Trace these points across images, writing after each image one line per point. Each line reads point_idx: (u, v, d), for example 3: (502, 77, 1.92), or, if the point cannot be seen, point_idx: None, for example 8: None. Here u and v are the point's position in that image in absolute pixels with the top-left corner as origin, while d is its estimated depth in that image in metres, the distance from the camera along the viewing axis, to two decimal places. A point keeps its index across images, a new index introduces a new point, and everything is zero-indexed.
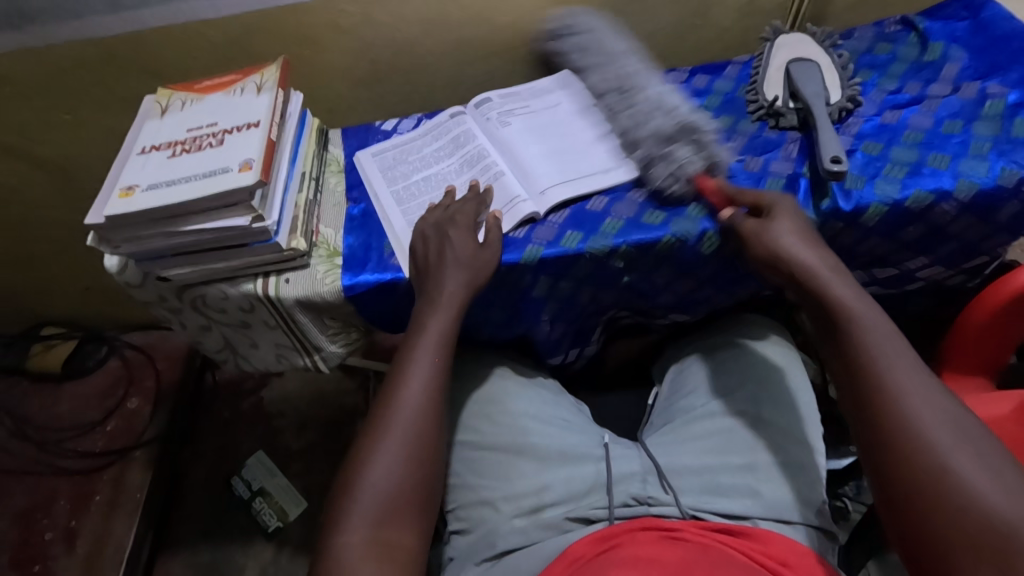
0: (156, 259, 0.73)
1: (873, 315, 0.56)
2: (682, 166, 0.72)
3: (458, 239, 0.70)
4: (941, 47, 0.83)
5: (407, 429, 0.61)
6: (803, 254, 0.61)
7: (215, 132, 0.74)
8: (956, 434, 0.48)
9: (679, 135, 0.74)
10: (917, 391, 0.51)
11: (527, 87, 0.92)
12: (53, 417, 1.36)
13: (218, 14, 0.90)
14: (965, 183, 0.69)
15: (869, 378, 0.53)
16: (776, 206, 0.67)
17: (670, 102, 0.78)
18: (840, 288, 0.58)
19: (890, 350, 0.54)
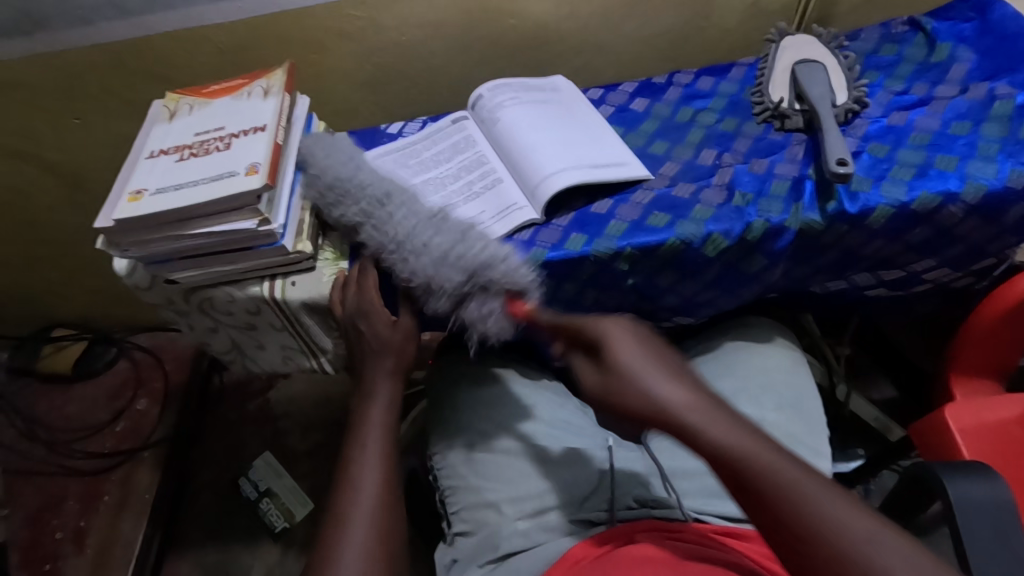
0: (164, 262, 0.74)
1: (755, 449, 0.45)
2: (484, 324, 0.64)
3: (373, 316, 0.71)
4: (948, 48, 0.83)
5: (380, 465, 0.66)
6: (668, 394, 0.48)
7: (222, 136, 0.75)
8: (902, 557, 0.39)
9: (470, 289, 0.64)
10: (835, 517, 0.41)
11: (520, 83, 0.91)
12: (63, 418, 1.37)
13: (225, 19, 0.91)
14: (973, 185, 0.68)
15: (794, 539, 0.41)
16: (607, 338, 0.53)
17: (428, 241, 0.65)
18: (713, 427, 0.46)
19: (770, 478, 0.43)
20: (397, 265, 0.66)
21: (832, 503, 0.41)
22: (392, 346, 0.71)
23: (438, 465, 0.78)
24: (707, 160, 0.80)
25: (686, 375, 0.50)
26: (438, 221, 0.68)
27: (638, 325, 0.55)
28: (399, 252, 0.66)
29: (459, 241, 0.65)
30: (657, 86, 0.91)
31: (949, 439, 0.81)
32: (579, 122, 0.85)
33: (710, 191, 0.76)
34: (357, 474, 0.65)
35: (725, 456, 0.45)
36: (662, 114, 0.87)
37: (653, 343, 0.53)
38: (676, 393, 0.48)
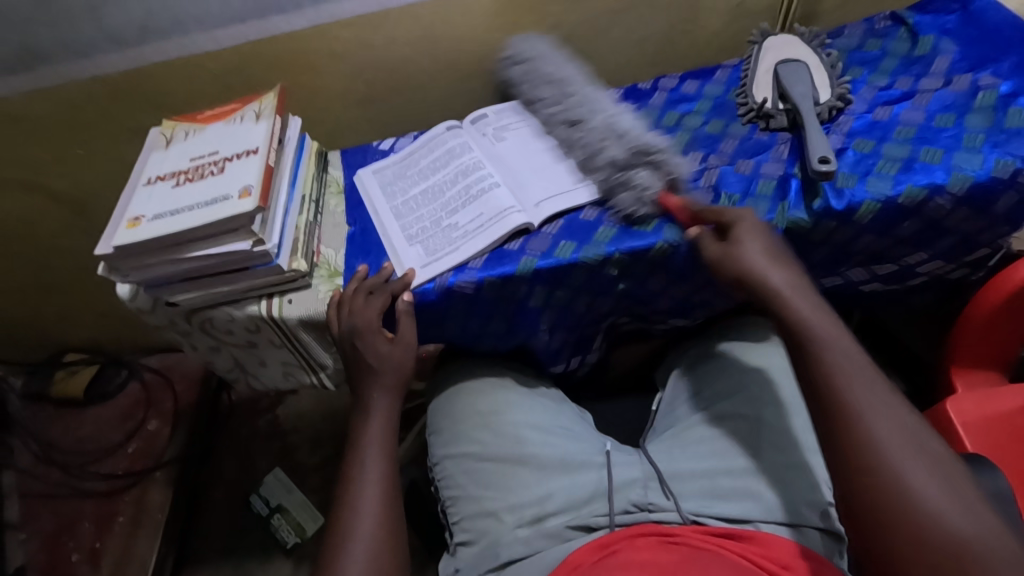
0: (164, 285, 0.75)
1: (835, 334, 0.59)
2: (644, 189, 0.73)
3: (370, 337, 0.72)
4: (932, 41, 0.83)
5: (376, 487, 0.66)
6: (775, 273, 0.63)
7: (217, 160, 0.77)
8: (911, 446, 0.51)
9: (638, 157, 0.76)
10: (870, 403, 0.54)
11: (523, 101, 0.95)
12: (78, 441, 1.40)
13: (218, 46, 0.93)
14: (959, 176, 0.68)
15: (833, 398, 0.55)
16: (738, 223, 0.68)
17: (615, 125, 0.80)
18: (808, 310, 0.61)
19: (835, 359, 0.57)
20: (596, 133, 0.79)
21: (879, 395, 0.54)
22: (392, 363, 0.73)
23: (439, 476, 0.79)
24: (694, 163, 0.80)
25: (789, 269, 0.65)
26: (621, 115, 0.82)
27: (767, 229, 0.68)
28: (592, 134, 0.80)
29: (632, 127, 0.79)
30: (643, 92, 0.92)
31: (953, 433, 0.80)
32: (577, 134, 0.87)
33: (698, 193, 0.76)
34: (351, 497, 0.66)
35: (807, 332, 0.59)
36: (649, 119, 0.88)
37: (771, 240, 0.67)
38: (781, 278, 0.63)
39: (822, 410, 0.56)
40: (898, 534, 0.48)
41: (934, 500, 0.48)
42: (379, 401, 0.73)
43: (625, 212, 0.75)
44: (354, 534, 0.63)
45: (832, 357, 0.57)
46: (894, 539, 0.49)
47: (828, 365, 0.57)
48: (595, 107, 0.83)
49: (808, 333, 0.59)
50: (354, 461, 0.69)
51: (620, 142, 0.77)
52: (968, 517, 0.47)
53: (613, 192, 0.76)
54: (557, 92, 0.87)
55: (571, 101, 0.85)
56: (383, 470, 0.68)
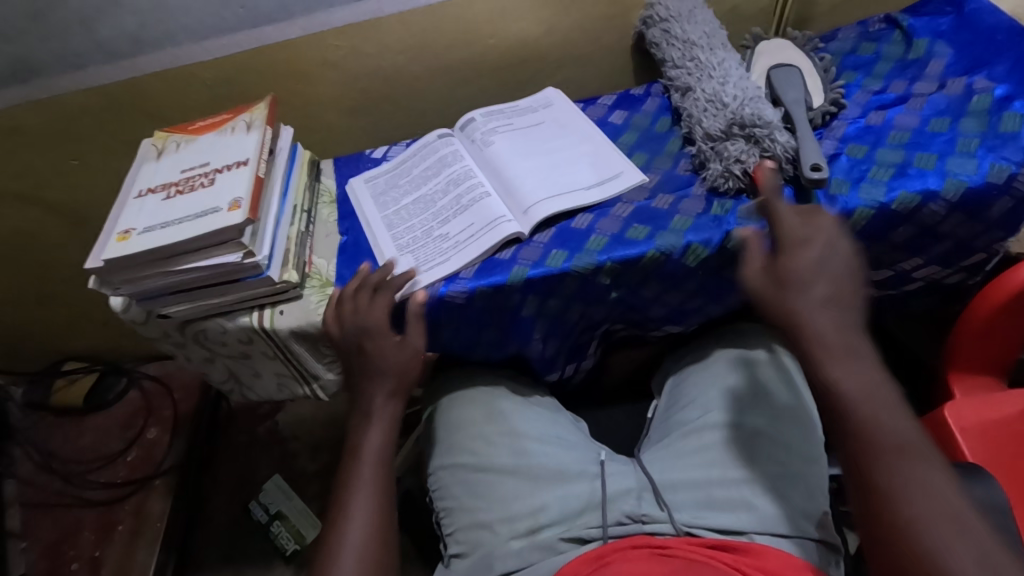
0: (155, 297, 0.75)
1: (867, 394, 0.52)
2: (732, 162, 0.73)
3: (382, 341, 0.72)
4: (926, 44, 0.82)
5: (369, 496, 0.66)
6: (820, 320, 0.54)
7: (207, 171, 0.77)
8: (961, 534, 0.46)
9: (743, 131, 0.75)
10: (916, 483, 0.48)
11: (511, 106, 0.94)
12: (78, 450, 1.40)
13: (210, 57, 0.94)
14: (953, 182, 0.68)
15: (872, 482, 0.49)
16: (793, 242, 0.58)
17: (745, 95, 0.78)
18: (855, 368, 0.53)
19: (878, 434, 0.50)
20: (700, 104, 0.80)
21: (926, 473, 0.48)
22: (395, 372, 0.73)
23: (433, 487, 0.78)
24: (686, 170, 0.80)
25: (840, 305, 0.55)
26: (747, 84, 0.80)
27: (827, 242, 0.58)
28: (699, 103, 0.81)
29: (747, 100, 0.78)
30: (636, 98, 0.92)
31: (952, 441, 0.79)
32: (564, 140, 0.86)
33: (690, 201, 0.76)
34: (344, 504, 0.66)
35: (845, 398, 0.52)
36: (641, 126, 0.88)
37: (828, 261, 0.57)
38: (820, 319, 0.54)
39: (860, 491, 0.50)
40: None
41: None
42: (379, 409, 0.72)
43: (713, 181, 0.75)
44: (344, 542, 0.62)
45: (878, 434, 0.50)
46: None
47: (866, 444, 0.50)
48: (723, 74, 0.82)
49: (849, 402, 0.52)
50: (348, 472, 0.68)
51: (722, 115, 0.77)
52: None
53: (710, 160, 0.76)
54: (687, 47, 0.88)
55: (697, 65, 0.85)
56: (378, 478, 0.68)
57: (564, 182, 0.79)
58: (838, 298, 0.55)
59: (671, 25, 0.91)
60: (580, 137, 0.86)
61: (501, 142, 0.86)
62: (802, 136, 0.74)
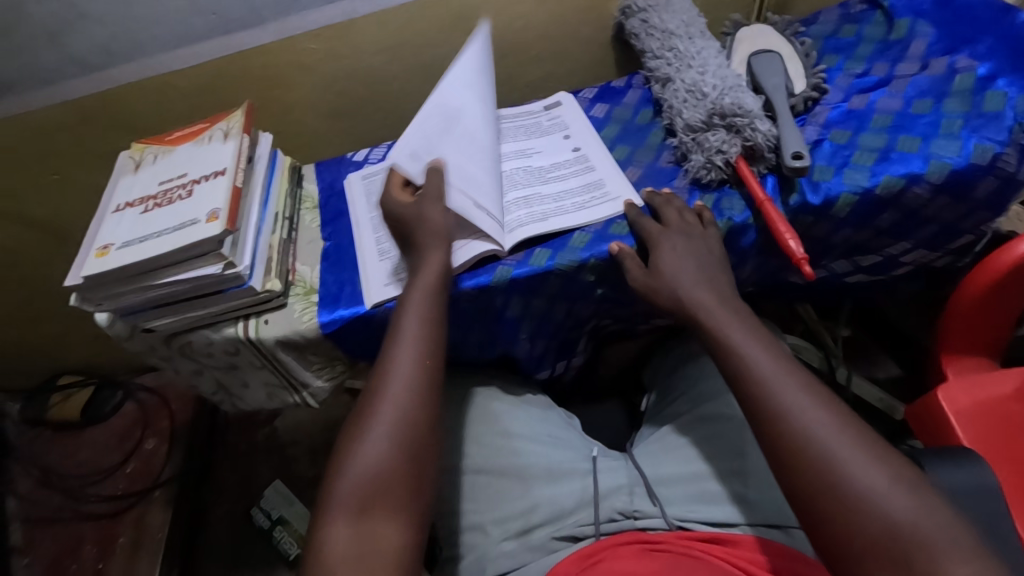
0: (138, 312, 0.75)
1: (744, 340, 0.60)
2: (713, 152, 0.72)
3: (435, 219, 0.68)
4: (907, 24, 0.81)
5: (408, 384, 0.60)
6: (697, 296, 0.64)
7: (185, 183, 0.76)
8: (850, 439, 0.51)
9: (721, 122, 0.74)
10: (803, 404, 0.54)
11: (522, 110, 0.91)
12: (76, 464, 1.40)
13: (185, 65, 0.93)
14: (937, 165, 0.67)
15: (774, 417, 0.54)
16: (659, 248, 0.68)
17: (724, 84, 0.77)
18: (736, 328, 0.61)
19: (768, 373, 0.57)
20: (679, 95, 0.79)
21: (806, 394, 0.55)
22: (428, 271, 0.67)
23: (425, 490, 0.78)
24: (669, 163, 0.80)
25: (714, 282, 0.66)
26: (727, 74, 0.79)
27: (693, 239, 0.68)
28: (679, 93, 0.79)
29: (726, 90, 0.76)
30: (617, 90, 0.91)
31: (945, 423, 0.79)
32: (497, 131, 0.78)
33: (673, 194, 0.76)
34: (375, 396, 0.60)
35: (731, 343, 0.60)
36: (623, 118, 0.87)
37: (699, 252, 0.67)
38: (699, 293, 0.65)
39: (757, 420, 0.56)
40: (866, 550, 0.47)
41: (870, 490, 0.49)
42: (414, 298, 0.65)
43: (696, 172, 0.74)
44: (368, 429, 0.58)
45: (771, 379, 0.56)
46: (857, 549, 0.48)
47: (766, 389, 0.56)
48: (701, 64, 0.81)
49: (741, 355, 0.59)
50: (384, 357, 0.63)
51: (702, 105, 0.76)
52: (899, 501, 0.48)
53: (692, 151, 0.75)
54: (665, 37, 0.87)
55: (676, 55, 0.84)
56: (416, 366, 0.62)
57: (476, 180, 0.72)
58: (707, 279, 0.66)
59: (654, 14, 0.90)
60: (581, 141, 0.84)
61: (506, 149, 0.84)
62: (783, 124, 0.73)
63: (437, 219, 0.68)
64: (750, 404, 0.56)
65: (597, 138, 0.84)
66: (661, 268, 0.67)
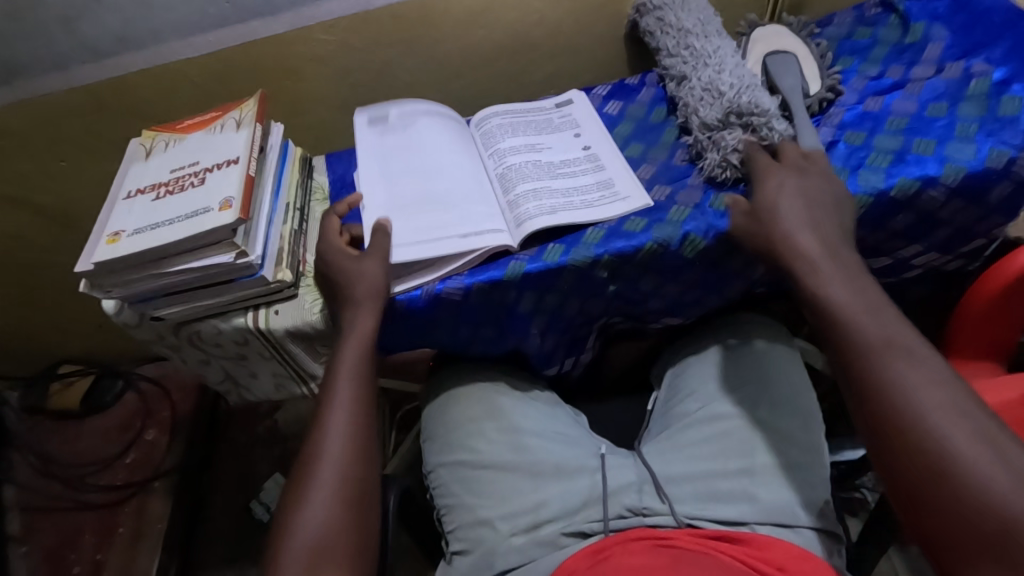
0: (148, 299, 0.74)
1: (863, 306, 0.57)
2: (728, 150, 0.72)
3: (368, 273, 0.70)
4: (923, 28, 0.81)
5: (346, 449, 0.62)
6: (807, 245, 0.61)
7: (197, 171, 0.76)
8: (966, 422, 0.48)
9: (737, 121, 0.74)
10: (920, 380, 0.51)
11: (532, 105, 0.90)
12: (75, 453, 1.39)
13: (197, 53, 0.92)
14: (952, 167, 0.67)
15: (883, 387, 0.52)
16: (763, 193, 0.66)
17: (741, 82, 0.77)
18: (841, 286, 0.58)
19: (879, 342, 0.54)
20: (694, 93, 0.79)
21: (922, 368, 0.51)
22: (356, 334, 0.68)
23: (434, 485, 0.78)
24: (682, 161, 0.79)
25: (828, 236, 0.62)
26: (743, 74, 0.79)
27: (815, 185, 0.65)
28: (695, 92, 0.79)
29: (743, 88, 0.76)
30: (631, 88, 0.91)
31: None
32: (429, 172, 0.80)
33: (686, 192, 0.75)
34: (314, 464, 0.62)
35: (840, 307, 0.57)
36: (636, 116, 0.87)
37: (817, 199, 0.64)
38: (812, 245, 0.61)
39: (862, 383, 0.53)
40: (961, 540, 0.45)
41: (985, 477, 0.45)
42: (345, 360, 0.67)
43: (710, 169, 0.74)
44: (308, 499, 0.59)
45: (883, 347, 0.53)
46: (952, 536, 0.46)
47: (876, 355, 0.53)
48: (718, 62, 0.81)
49: (851, 319, 0.56)
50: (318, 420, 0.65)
51: (719, 103, 0.76)
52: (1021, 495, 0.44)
53: (706, 149, 0.76)
54: (681, 35, 0.87)
55: (692, 53, 0.84)
56: (351, 430, 0.64)
57: (418, 232, 0.74)
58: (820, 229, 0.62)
59: (669, 13, 0.90)
60: (593, 139, 0.84)
61: (516, 144, 0.83)
62: (798, 125, 0.73)
63: (377, 284, 0.70)
64: (858, 369, 0.54)
65: (610, 136, 0.84)
66: (771, 208, 0.65)
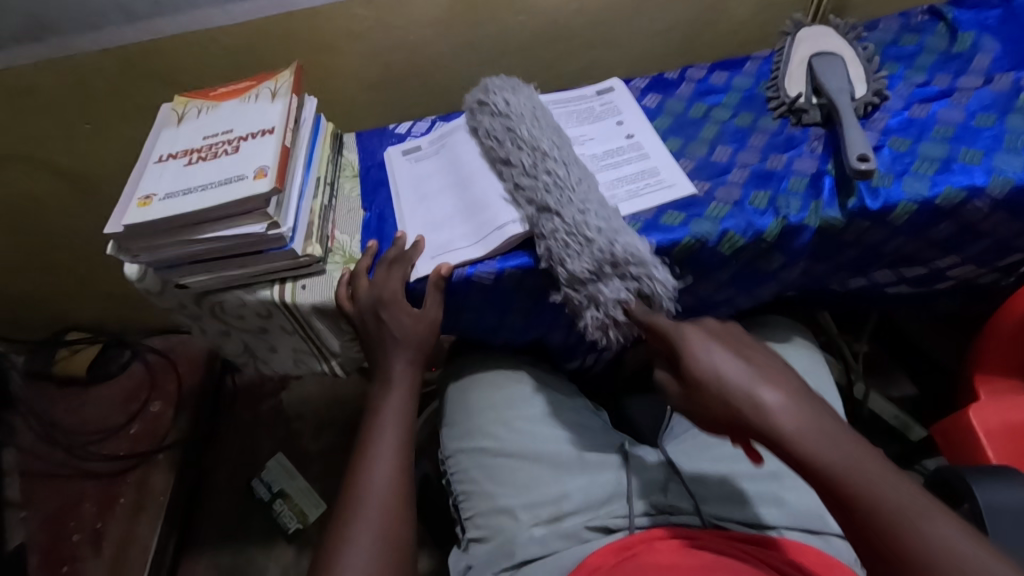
0: (174, 266, 0.73)
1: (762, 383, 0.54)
2: (611, 307, 0.67)
3: (395, 316, 0.71)
4: (971, 38, 0.80)
5: (387, 491, 0.62)
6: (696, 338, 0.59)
7: (231, 139, 0.74)
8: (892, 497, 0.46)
9: (597, 274, 0.67)
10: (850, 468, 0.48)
11: (566, 93, 0.89)
12: (79, 421, 1.38)
13: (233, 21, 0.91)
14: (999, 179, 0.66)
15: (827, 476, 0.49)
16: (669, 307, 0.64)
17: (609, 225, 0.68)
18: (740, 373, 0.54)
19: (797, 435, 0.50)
20: (586, 218, 0.68)
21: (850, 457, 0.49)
22: (400, 381, 0.71)
23: (452, 470, 0.77)
24: (722, 158, 0.78)
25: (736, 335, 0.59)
26: (609, 212, 0.70)
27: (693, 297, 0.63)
28: (558, 234, 0.67)
29: (613, 231, 0.68)
30: (669, 82, 0.89)
31: (974, 441, 0.78)
32: (460, 181, 0.81)
33: (725, 188, 0.74)
34: (353, 505, 0.61)
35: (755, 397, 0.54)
36: (675, 110, 0.86)
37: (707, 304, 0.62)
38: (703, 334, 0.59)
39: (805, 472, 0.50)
40: None
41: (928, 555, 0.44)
42: (389, 408, 0.69)
43: (592, 327, 0.69)
44: (354, 537, 0.58)
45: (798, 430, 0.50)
46: None
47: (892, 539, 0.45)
48: (583, 188, 0.71)
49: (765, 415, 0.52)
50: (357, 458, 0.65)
51: (587, 252, 0.67)
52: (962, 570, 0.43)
53: (583, 304, 0.69)
54: (535, 152, 0.74)
55: None
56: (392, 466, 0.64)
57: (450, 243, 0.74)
58: (773, 374, 0.54)
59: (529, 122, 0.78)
60: (631, 131, 0.83)
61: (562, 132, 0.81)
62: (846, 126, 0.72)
63: (432, 310, 0.72)
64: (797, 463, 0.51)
65: (648, 128, 0.83)
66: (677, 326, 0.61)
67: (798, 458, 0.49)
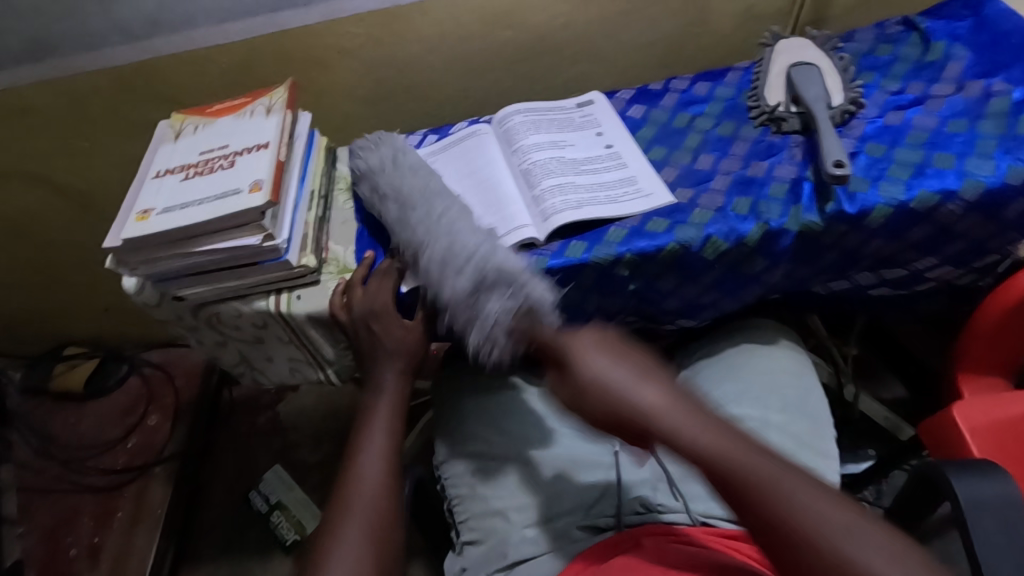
0: (171, 279, 0.75)
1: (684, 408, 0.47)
2: (496, 317, 0.60)
3: (389, 325, 0.73)
4: (943, 47, 0.83)
5: (376, 495, 0.62)
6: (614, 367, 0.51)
7: (227, 154, 0.76)
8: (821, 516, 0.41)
9: (479, 286, 0.62)
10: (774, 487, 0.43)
11: (553, 104, 0.91)
12: (76, 436, 1.38)
13: (229, 41, 0.93)
14: (971, 183, 0.69)
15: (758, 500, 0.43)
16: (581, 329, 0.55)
17: (485, 242, 0.66)
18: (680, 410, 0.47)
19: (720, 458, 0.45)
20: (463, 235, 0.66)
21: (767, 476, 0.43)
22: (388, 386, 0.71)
23: (446, 474, 0.78)
24: (705, 165, 0.80)
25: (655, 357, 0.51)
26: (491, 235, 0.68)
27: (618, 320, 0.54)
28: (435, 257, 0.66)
29: (489, 247, 0.65)
30: (654, 93, 0.92)
31: (958, 438, 0.80)
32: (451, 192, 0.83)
33: (708, 195, 0.76)
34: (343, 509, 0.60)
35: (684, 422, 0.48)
36: (660, 120, 0.88)
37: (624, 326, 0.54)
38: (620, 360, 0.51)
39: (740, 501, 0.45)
40: None
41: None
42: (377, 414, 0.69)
43: (480, 345, 0.62)
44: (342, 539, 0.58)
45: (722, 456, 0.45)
46: None
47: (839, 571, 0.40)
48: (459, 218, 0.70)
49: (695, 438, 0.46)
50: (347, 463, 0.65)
51: (464, 264, 0.63)
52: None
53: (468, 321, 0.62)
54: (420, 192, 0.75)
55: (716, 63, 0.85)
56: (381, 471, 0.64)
57: None
58: (653, 364, 0.51)
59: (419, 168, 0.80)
60: (615, 141, 0.85)
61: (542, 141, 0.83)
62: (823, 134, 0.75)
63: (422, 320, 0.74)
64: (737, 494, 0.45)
65: (632, 138, 0.85)
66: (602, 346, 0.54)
67: (665, 439, 0.47)
